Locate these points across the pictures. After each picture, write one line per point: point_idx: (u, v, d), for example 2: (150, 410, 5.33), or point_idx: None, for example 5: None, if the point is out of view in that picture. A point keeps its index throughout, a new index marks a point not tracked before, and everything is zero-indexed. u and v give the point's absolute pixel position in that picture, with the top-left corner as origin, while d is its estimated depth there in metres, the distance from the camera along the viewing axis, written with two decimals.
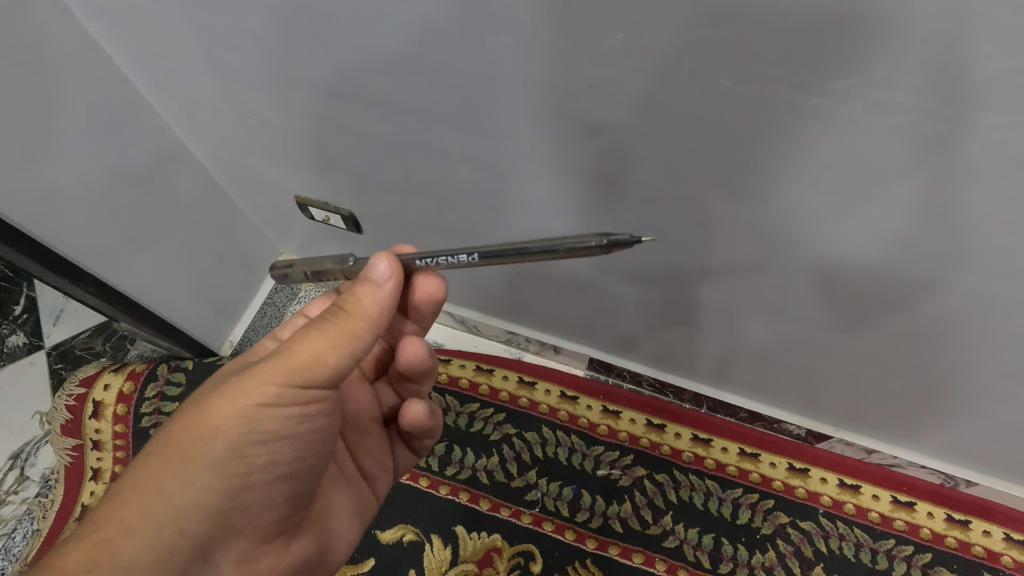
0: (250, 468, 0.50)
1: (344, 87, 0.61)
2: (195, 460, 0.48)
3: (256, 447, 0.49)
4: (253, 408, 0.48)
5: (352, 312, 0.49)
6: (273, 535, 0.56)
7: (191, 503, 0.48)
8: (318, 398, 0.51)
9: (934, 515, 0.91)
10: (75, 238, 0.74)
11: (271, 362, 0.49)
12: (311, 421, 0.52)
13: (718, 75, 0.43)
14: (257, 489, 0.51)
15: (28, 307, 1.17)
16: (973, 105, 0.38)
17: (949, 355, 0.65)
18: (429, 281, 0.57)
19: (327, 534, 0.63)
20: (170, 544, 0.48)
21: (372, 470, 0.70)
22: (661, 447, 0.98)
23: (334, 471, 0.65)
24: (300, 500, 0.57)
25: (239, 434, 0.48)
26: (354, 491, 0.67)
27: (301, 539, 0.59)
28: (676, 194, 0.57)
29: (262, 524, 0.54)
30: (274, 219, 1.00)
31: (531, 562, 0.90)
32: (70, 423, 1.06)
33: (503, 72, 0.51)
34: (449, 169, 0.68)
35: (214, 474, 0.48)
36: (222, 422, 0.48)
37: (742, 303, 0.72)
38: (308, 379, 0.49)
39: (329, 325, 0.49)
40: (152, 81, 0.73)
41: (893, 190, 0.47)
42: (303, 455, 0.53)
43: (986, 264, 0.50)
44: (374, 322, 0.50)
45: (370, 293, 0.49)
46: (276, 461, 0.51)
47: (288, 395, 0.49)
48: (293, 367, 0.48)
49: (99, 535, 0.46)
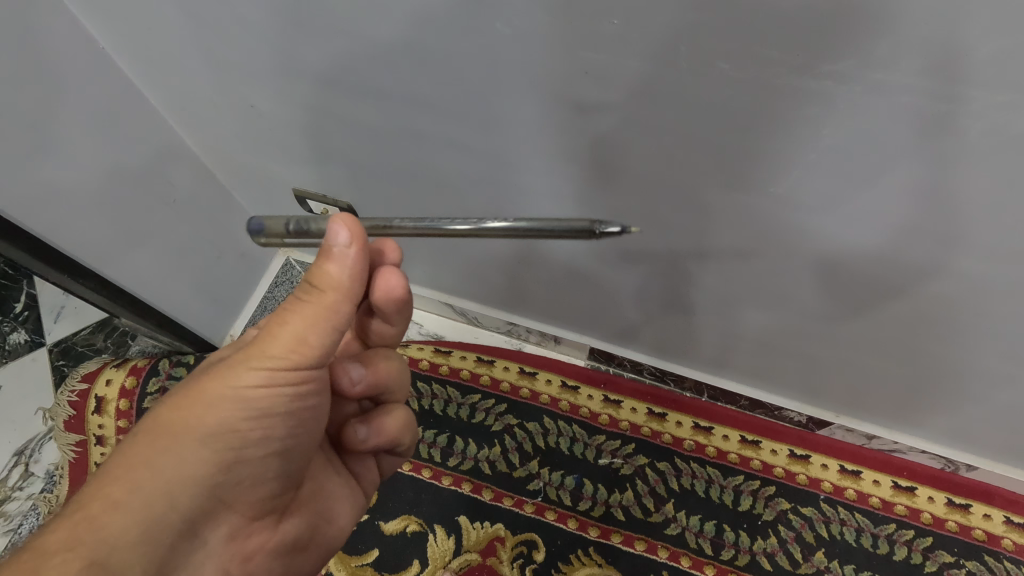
0: (243, 443, 0.50)
1: (341, 77, 0.61)
2: (187, 435, 0.48)
3: (249, 422, 0.50)
4: (244, 387, 0.49)
5: (323, 287, 0.49)
6: (262, 512, 0.56)
7: (182, 477, 0.48)
8: (311, 377, 0.51)
9: (935, 500, 0.91)
10: (75, 234, 0.74)
11: (263, 344, 0.50)
12: (303, 400, 0.52)
13: (716, 58, 0.42)
14: (250, 464, 0.52)
15: (30, 304, 1.18)
16: (974, 85, 0.37)
17: (949, 340, 0.65)
18: (393, 277, 0.56)
19: (320, 515, 0.63)
20: (160, 519, 0.48)
21: (360, 466, 0.68)
22: (662, 435, 0.98)
23: (321, 456, 0.64)
24: (291, 479, 0.57)
25: (232, 411, 0.49)
26: (343, 483, 0.66)
27: (292, 519, 0.60)
28: (675, 181, 0.57)
29: (252, 501, 0.54)
30: (273, 212, 1.00)
31: (535, 551, 0.91)
32: (74, 418, 1.06)
33: (501, 58, 0.51)
34: (448, 159, 0.68)
35: (206, 449, 0.49)
36: (217, 398, 0.49)
37: (741, 292, 0.72)
38: (296, 359, 0.49)
39: (303, 305, 0.49)
40: (147, 73, 0.72)
41: (893, 173, 0.46)
42: (296, 433, 0.53)
43: (987, 247, 0.50)
44: (349, 292, 0.49)
45: (336, 266, 0.48)
46: (271, 436, 0.51)
47: (279, 374, 0.49)
48: (282, 347, 0.49)
49: (83, 511, 0.45)
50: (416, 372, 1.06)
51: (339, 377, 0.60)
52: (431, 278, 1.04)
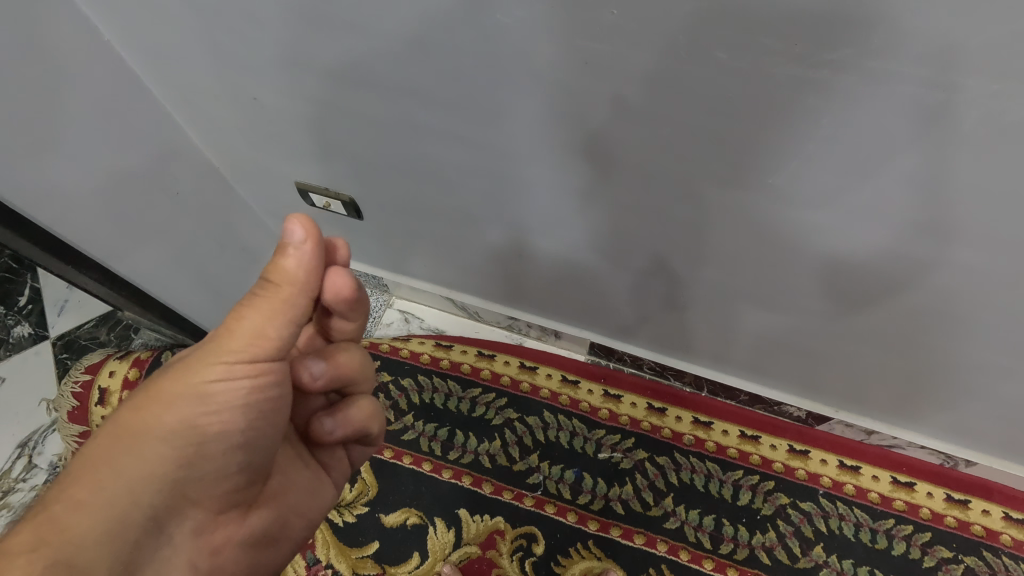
0: (202, 438, 0.49)
1: (342, 68, 0.61)
2: (147, 433, 0.48)
3: (207, 416, 0.48)
4: (202, 382, 0.48)
5: (278, 282, 0.48)
6: (228, 506, 0.53)
7: (143, 474, 0.47)
8: (269, 369, 0.49)
9: (934, 495, 0.91)
10: (78, 224, 0.74)
11: (219, 339, 0.49)
12: (263, 393, 0.50)
13: (715, 47, 0.43)
14: (213, 459, 0.50)
15: (27, 297, 1.17)
16: (970, 73, 0.38)
17: (948, 334, 0.65)
18: (340, 276, 0.52)
19: (290, 506, 0.60)
20: (124, 518, 0.46)
21: (330, 458, 0.65)
22: (662, 430, 0.99)
23: (287, 450, 0.61)
24: (257, 473, 0.55)
25: (190, 405, 0.48)
26: (313, 475, 0.63)
27: (259, 513, 0.57)
28: (675, 173, 0.57)
29: (219, 496, 0.52)
30: (275, 205, 1.01)
31: (534, 543, 0.91)
32: (77, 410, 1.10)
33: (501, 49, 0.51)
34: (449, 151, 0.69)
35: (167, 445, 0.48)
36: (180, 394, 0.48)
37: (741, 286, 0.72)
38: (252, 353, 0.48)
39: (258, 299, 0.48)
40: (149, 63, 0.73)
41: (892, 164, 0.47)
42: (258, 426, 0.51)
43: (984, 238, 0.50)
44: (305, 286, 0.49)
45: (292, 261, 0.48)
46: (232, 430, 0.50)
47: (236, 368, 0.48)
48: (239, 341, 0.48)
49: (46, 514, 0.44)
50: (416, 366, 1.06)
51: (298, 375, 0.55)
52: (432, 272, 1.04)
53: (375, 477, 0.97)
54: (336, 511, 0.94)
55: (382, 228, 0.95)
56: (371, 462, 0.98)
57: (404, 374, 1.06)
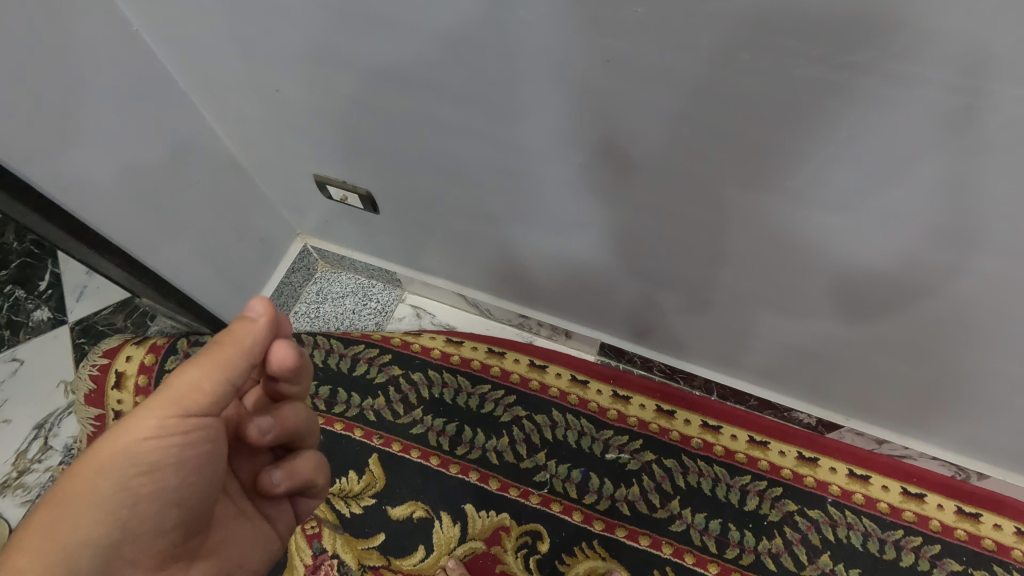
0: (137, 498, 0.48)
1: (364, 63, 0.62)
2: (83, 495, 0.46)
3: (139, 478, 0.48)
4: (138, 443, 0.47)
5: (224, 341, 0.49)
6: (167, 564, 0.50)
7: (78, 538, 0.46)
8: (200, 427, 0.50)
9: (944, 508, 0.90)
10: (103, 210, 0.76)
11: (154, 400, 0.49)
12: (197, 449, 0.50)
13: (736, 48, 0.43)
14: (149, 518, 0.48)
15: (53, 283, 1.28)
16: (994, 78, 0.38)
17: (964, 342, 0.65)
18: (283, 347, 0.52)
19: (231, 562, 0.56)
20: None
21: (274, 510, 0.63)
22: (671, 432, 0.99)
23: (228, 502, 0.59)
24: (196, 525, 0.53)
25: (126, 465, 0.47)
26: (256, 528, 0.60)
27: (198, 567, 0.53)
28: (693, 174, 0.57)
29: (156, 557, 0.49)
30: (293, 198, 1.02)
31: (540, 541, 0.91)
32: (94, 392, 1.03)
33: (523, 46, 0.51)
34: (468, 148, 0.69)
35: (102, 506, 0.47)
36: (111, 457, 0.47)
37: (756, 289, 0.72)
38: (187, 410, 0.49)
39: (200, 357, 0.49)
40: (175, 52, 0.74)
41: (913, 169, 0.46)
42: (191, 482, 0.50)
43: (1007, 246, 0.50)
44: (249, 351, 0.50)
45: (239, 326, 0.50)
46: (165, 488, 0.49)
47: (169, 426, 0.48)
48: (174, 400, 0.48)
49: None
50: (427, 361, 1.07)
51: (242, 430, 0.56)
52: (445, 268, 1.05)
53: (383, 469, 0.98)
54: (343, 501, 0.95)
55: (398, 223, 0.96)
56: (379, 455, 0.99)
57: (414, 369, 1.06)
